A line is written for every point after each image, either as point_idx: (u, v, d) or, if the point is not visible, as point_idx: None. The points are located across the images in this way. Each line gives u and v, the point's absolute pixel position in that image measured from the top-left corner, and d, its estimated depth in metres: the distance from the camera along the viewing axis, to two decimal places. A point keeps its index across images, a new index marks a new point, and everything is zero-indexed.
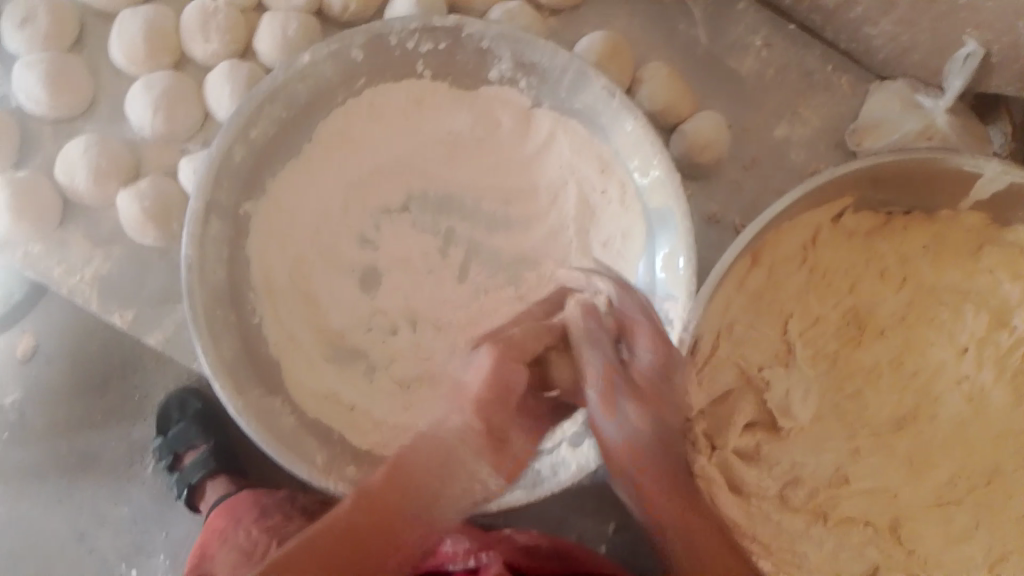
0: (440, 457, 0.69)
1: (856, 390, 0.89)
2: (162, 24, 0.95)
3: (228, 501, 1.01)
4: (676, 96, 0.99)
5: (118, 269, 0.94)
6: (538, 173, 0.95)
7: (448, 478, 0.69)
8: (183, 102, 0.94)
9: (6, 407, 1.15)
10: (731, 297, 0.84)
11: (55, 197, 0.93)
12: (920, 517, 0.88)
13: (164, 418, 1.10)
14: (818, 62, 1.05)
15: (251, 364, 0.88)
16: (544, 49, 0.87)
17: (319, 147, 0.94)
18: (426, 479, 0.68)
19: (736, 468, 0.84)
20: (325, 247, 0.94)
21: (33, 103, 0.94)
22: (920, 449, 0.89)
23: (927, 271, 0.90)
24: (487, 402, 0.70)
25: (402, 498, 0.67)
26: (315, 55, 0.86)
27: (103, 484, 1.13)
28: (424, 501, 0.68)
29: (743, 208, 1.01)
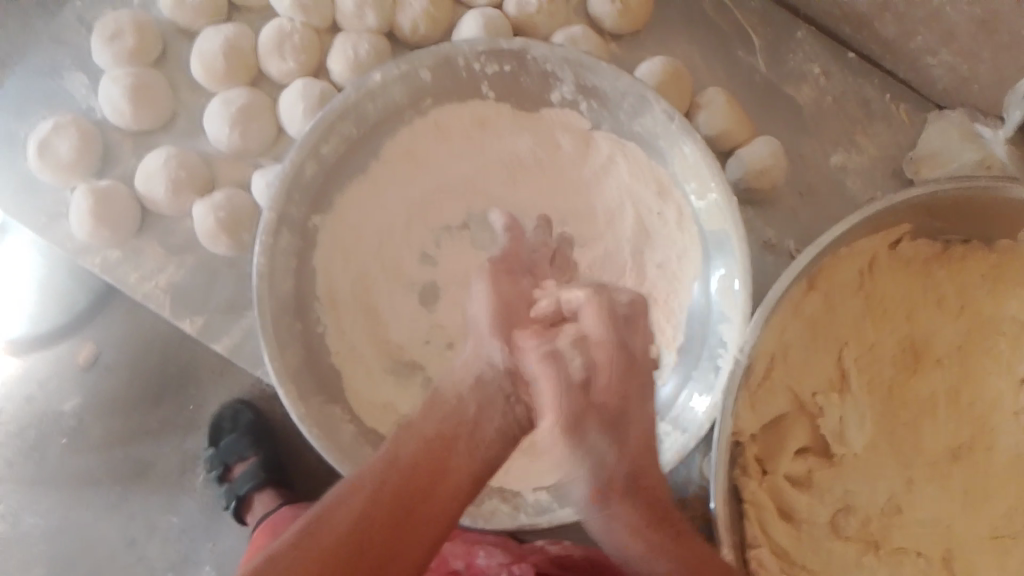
0: (456, 413, 0.67)
1: (913, 420, 0.89)
2: (240, 43, 0.99)
3: (272, 518, 1.04)
4: (734, 123, 1.01)
5: (188, 278, 0.98)
6: (595, 195, 0.97)
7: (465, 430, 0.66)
8: (258, 118, 0.98)
9: (66, 413, 1.19)
10: (787, 320, 0.85)
11: (132, 203, 0.97)
12: (975, 548, 0.87)
13: (218, 428, 1.14)
14: (877, 92, 1.05)
15: (312, 372, 0.91)
16: (607, 73, 0.89)
17: (387, 164, 0.97)
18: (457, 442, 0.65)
19: (785, 493, 0.84)
20: (389, 261, 0.97)
21: (115, 114, 0.98)
22: (975, 480, 0.88)
23: (985, 301, 0.90)
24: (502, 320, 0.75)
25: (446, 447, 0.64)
26: (386, 77, 0.89)
27: (154, 494, 1.18)
28: (469, 454, 0.65)
29: (798, 235, 1.02)
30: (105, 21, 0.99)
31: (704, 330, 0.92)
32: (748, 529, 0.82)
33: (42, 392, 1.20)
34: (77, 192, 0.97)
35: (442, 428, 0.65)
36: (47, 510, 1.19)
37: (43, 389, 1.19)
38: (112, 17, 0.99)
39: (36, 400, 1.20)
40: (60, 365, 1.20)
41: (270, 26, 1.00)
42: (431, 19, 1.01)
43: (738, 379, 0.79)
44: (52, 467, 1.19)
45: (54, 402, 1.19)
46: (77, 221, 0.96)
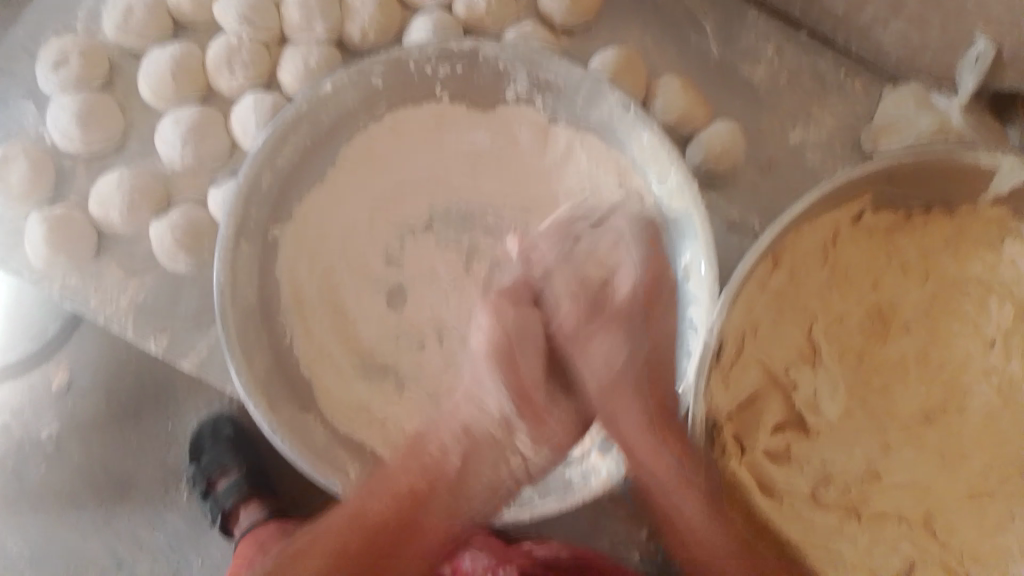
0: (436, 467, 0.75)
1: (885, 386, 0.90)
2: (189, 61, 0.98)
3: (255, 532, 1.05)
4: (691, 105, 1.01)
5: (153, 296, 0.97)
6: (555, 182, 0.96)
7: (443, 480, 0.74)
8: (212, 133, 0.97)
9: (45, 439, 1.18)
10: (754, 298, 0.85)
11: (89, 227, 0.96)
12: (952, 509, 0.88)
13: (197, 442, 1.13)
14: (830, 64, 1.05)
15: (282, 383, 0.90)
16: (559, 66, 0.89)
17: (347, 165, 0.96)
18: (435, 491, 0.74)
19: (765, 468, 0.86)
20: (354, 262, 0.96)
21: (66, 139, 0.97)
22: (949, 442, 0.89)
23: (947, 264, 0.91)
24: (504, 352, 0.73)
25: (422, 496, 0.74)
26: (337, 82, 0.89)
27: (139, 511, 1.17)
28: (441, 513, 0.75)
29: (763, 210, 1.02)
30: (49, 46, 0.98)
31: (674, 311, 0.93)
32: (730, 508, 0.83)
33: (19, 419, 1.18)
34: (33, 220, 0.96)
35: (421, 479, 0.75)
36: (34, 537, 1.18)
37: (21, 417, 1.18)
38: (55, 43, 0.98)
39: (13, 429, 1.18)
40: (36, 393, 1.18)
41: (217, 42, 0.99)
42: (380, 23, 1.00)
43: (708, 361, 0.79)
44: (35, 491, 1.18)
45: (31, 428, 1.18)
46: (35, 248, 0.95)
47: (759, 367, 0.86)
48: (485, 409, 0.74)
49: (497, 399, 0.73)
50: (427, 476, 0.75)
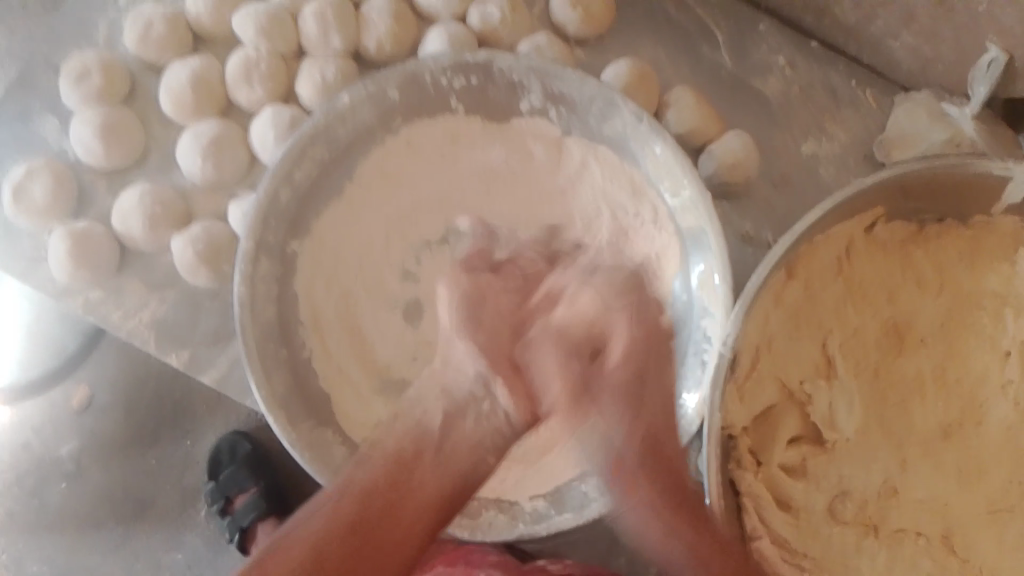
0: (417, 428, 0.67)
1: (901, 400, 0.89)
2: (207, 76, 1.00)
3: None
4: (704, 119, 1.01)
5: (172, 311, 0.97)
6: (570, 200, 0.97)
7: (427, 442, 0.66)
8: (231, 148, 0.98)
9: (64, 457, 1.19)
10: (768, 311, 0.85)
11: (111, 243, 0.97)
12: (972, 525, 0.87)
13: (216, 461, 1.14)
14: (842, 78, 1.06)
15: (301, 396, 0.91)
16: (572, 79, 0.90)
17: (364, 184, 0.97)
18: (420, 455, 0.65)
19: (782, 482, 0.85)
20: (370, 281, 0.96)
21: (88, 156, 0.98)
22: (966, 457, 0.89)
23: (963, 277, 0.90)
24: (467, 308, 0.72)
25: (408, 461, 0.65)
26: (354, 97, 0.90)
27: (156, 531, 1.17)
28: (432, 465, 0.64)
29: (776, 223, 1.03)
30: (70, 63, 1.00)
31: (687, 330, 0.92)
32: (747, 522, 0.82)
33: (38, 437, 1.19)
34: (55, 235, 0.97)
35: (409, 440, 0.65)
36: (52, 555, 1.18)
37: (40, 435, 1.19)
38: (77, 60, 1.00)
39: (33, 447, 1.19)
40: (55, 410, 1.19)
41: (236, 55, 1.00)
42: (395, 38, 1.01)
43: (723, 373, 0.79)
44: (53, 511, 1.18)
45: (49, 446, 1.19)
46: (56, 263, 0.96)
47: (773, 381, 0.86)
48: (463, 372, 0.68)
49: (474, 364, 0.68)
50: (411, 439, 0.66)
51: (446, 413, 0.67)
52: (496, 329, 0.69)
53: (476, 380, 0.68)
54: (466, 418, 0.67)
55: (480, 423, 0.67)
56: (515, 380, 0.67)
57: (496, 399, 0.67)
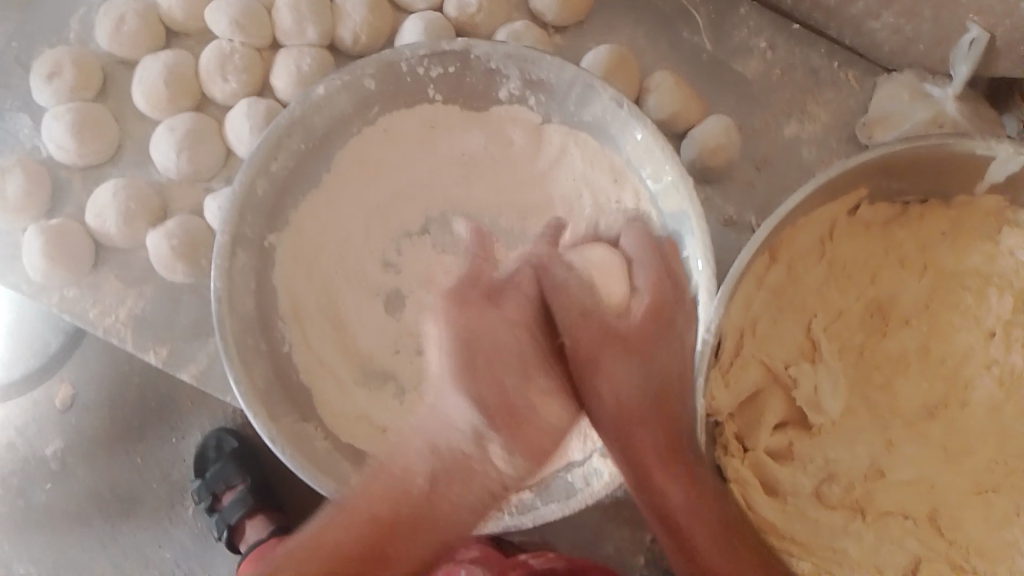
0: (400, 489, 0.66)
1: (885, 381, 0.89)
2: (181, 67, 0.99)
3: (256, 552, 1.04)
4: (685, 102, 1.01)
5: (150, 307, 0.96)
6: (550, 185, 0.96)
7: (410, 496, 0.66)
8: (206, 141, 0.97)
9: (49, 456, 1.18)
10: (752, 294, 0.84)
11: (86, 239, 0.96)
12: (957, 503, 0.87)
13: (202, 457, 1.13)
14: (823, 59, 1.05)
15: (281, 390, 0.90)
16: (550, 65, 0.89)
17: (343, 175, 0.96)
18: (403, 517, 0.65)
19: (768, 467, 0.84)
20: (351, 269, 0.96)
21: (61, 151, 0.97)
22: (951, 437, 0.88)
23: (946, 258, 0.90)
24: (458, 342, 0.71)
25: (389, 528, 0.64)
26: (329, 88, 0.88)
27: (146, 528, 1.17)
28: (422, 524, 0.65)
29: (759, 206, 1.02)
30: (43, 59, 0.98)
31: None
32: (733, 506, 0.81)
33: (23, 436, 1.18)
34: (29, 233, 0.96)
35: (389, 503, 0.65)
36: (39, 553, 1.17)
37: (24, 435, 1.18)
38: (49, 55, 0.98)
39: (17, 447, 1.18)
40: (40, 410, 1.18)
41: (210, 47, 0.99)
42: (371, 26, 1.00)
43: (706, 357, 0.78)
44: (40, 509, 1.18)
45: (34, 446, 1.18)
46: (31, 261, 0.95)
47: (758, 363, 0.85)
48: (457, 424, 0.68)
49: (468, 416, 0.68)
50: (391, 501, 0.66)
51: (436, 469, 0.67)
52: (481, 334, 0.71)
53: (470, 435, 0.67)
54: (456, 475, 0.67)
55: (475, 476, 0.67)
56: (515, 436, 0.68)
57: (488, 444, 0.67)
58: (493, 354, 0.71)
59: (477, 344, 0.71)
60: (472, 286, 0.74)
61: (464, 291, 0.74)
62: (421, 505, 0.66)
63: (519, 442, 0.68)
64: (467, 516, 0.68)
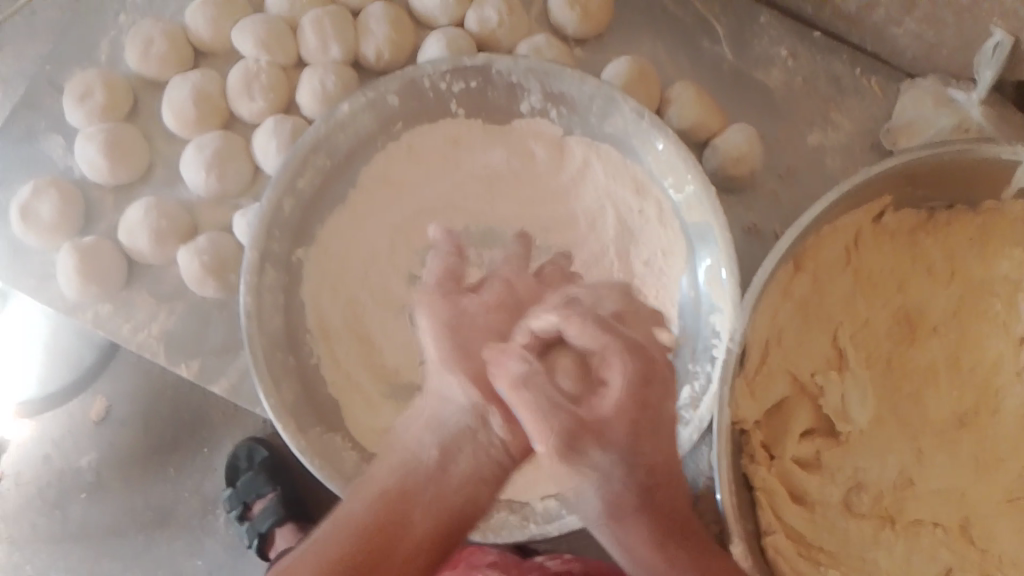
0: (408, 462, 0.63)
1: (914, 390, 0.88)
2: (209, 87, 1.00)
3: None
4: (707, 113, 1.01)
5: (181, 323, 0.98)
6: (573, 201, 0.96)
7: (422, 472, 0.63)
8: (234, 159, 0.99)
9: (83, 468, 1.20)
10: (777, 304, 0.84)
11: (118, 257, 0.98)
12: (991, 514, 0.86)
13: (233, 468, 1.15)
14: (846, 67, 1.05)
15: (310, 405, 0.91)
16: (572, 80, 0.90)
17: (366, 192, 0.97)
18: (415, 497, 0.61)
19: (796, 477, 0.84)
20: (377, 290, 0.96)
21: (93, 171, 0.99)
22: (983, 448, 0.87)
23: (975, 265, 0.89)
24: (444, 335, 0.67)
25: (407, 495, 0.61)
26: (354, 105, 0.90)
27: (179, 537, 1.18)
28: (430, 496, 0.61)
29: (782, 215, 1.02)
30: (75, 82, 1.01)
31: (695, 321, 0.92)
32: (762, 517, 0.81)
33: (59, 449, 1.20)
34: (63, 252, 0.98)
35: (397, 478, 0.62)
36: (74, 563, 1.19)
37: (59, 448, 1.20)
38: (81, 78, 1.01)
39: (53, 460, 1.20)
40: (74, 423, 1.20)
41: (237, 68, 1.01)
42: (394, 43, 1.01)
43: (731, 366, 0.79)
44: (75, 521, 1.19)
45: (69, 458, 1.20)
46: (65, 280, 0.97)
47: (784, 371, 0.85)
48: (456, 400, 0.66)
49: (462, 396, 0.66)
50: (404, 472, 0.63)
51: (445, 440, 0.64)
52: (475, 333, 0.67)
53: (471, 410, 0.65)
54: (462, 444, 0.64)
55: (478, 451, 0.64)
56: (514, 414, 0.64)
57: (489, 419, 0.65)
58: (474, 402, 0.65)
59: (463, 352, 0.67)
60: (451, 282, 0.71)
61: (446, 281, 0.71)
62: (431, 484, 0.62)
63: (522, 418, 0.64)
64: (467, 493, 0.63)
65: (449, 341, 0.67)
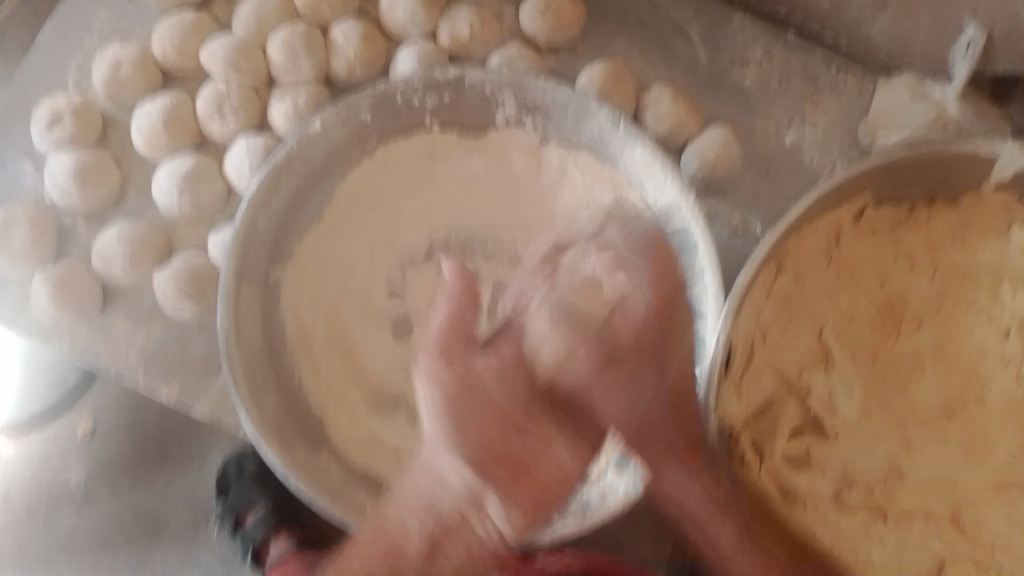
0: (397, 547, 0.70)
1: (900, 380, 0.87)
2: (181, 109, 0.99)
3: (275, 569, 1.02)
4: (684, 114, 1.00)
5: (159, 347, 0.96)
6: (552, 204, 0.94)
7: (407, 560, 0.71)
8: (209, 179, 0.97)
9: (71, 485, 1.18)
10: (760, 303, 0.83)
11: (93, 281, 0.96)
12: (982, 503, 0.84)
13: (224, 477, 1.13)
14: (820, 64, 1.05)
15: (293, 423, 0.89)
16: (546, 86, 0.90)
17: (342, 203, 0.95)
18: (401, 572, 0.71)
19: (783, 473, 0.83)
20: (359, 300, 0.94)
21: (65, 195, 0.97)
22: (971, 434, 0.85)
23: (956, 255, 0.88)
24: (454, 396, 0.65)
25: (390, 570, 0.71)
26: (325, 120, 0.90)
27: (172, 553, 1.16)
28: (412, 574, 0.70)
29: (765, 214, 1.00)
30: (45, 104, 1.00)
31: None
32: (754, 520, 0.82)
33: (46, 466, 1.18)
34: (37, 279, 0.96)
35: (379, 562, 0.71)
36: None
37: (46, 466, 1.18)
38: (51, 100, 1.00)
39: (40, 477, 1.18)
40: (60, 441, 1.19)
41: (208, 89, 1.00)
42: (366, 56, 1.01)
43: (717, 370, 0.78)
44: (64, 540, 1.17)
45: (56, 474, 1.18)
46: (41, 304, 0.95)
47: (769, 369, 0.84)
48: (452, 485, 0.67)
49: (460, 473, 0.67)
50: (384, 559, 0.70)
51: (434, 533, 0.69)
52: (479, 404, 0.66)
53: (464, 495, 0.67)
54: (453, 533, 0.69)
55: (471, 543, 0.70)
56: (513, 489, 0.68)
57: (486, 508, 0.68)
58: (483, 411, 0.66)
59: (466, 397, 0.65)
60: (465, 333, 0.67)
61: (447, 339, 0.66)
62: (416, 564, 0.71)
63: (516, 497, 0.68)
64: (462, 561, 0.72)
65: (453, 408, 0.65)
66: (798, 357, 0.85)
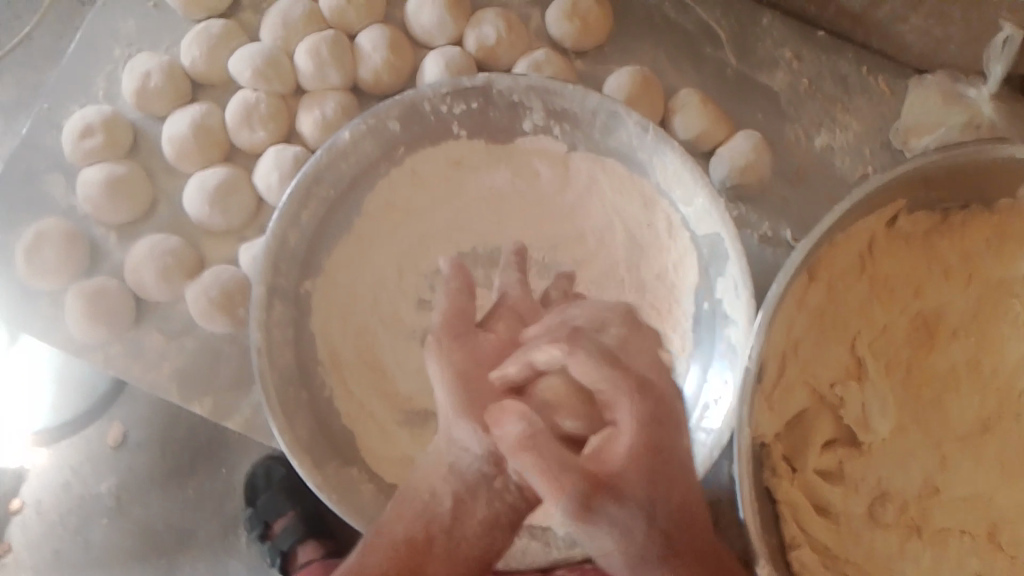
0: (427, 506, 0.67)
1: (936, 397, 0.87)
2: (208, 122, 0.99)
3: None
4: (712, 121, 0.99)
5: (192, 360, 0.97)
6: (581, 217, 0.95)
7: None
8: (236, 192, 0.98)
9: (103, 494, 1.20)
10: (793, 316, 0.82)
11: (126, 295, 0.97)
12: (1019, 519, 0.84)
13: (253, 486, 1.15)
14: (851, 67, 1.03)
15: (324, 437, 0.91)
16: (573, 93, 0.88)
17: (370, 219, 0.96)
18: (435, 542, 0.65)
19: (818, 490, 0.83)
20: (386, 313, 0.95)
21: (96, 211, 0.98)
22: (1008, 451, 0.86)
23: (991, 266, 0.88)
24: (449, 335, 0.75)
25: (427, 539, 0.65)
26: (354, 133, 0.89)
27: (202, 559, 1.18)
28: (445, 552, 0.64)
29: (794, 219, 1.00)
30: (73, 120, 1.00)
31: (710, 337, 0.91)
32: (787, 530, 0.80)
33: (77, 476, 1.20)
34: (70, 292, 0.97)
35: (418, 527, 0.65)
36: None
37: (79, 474, 1.20)
38: (79, 115, 1.00)
39: (72, 486, 1.20)
40: (91, 448, 1.21)
41: (236, 100, 0.99)
42: (392, 67, 1.00)
43: (750, 387, 0.77)
44: (98, 548, 1.19)
45: (88, 483, 1.20)
46: (74, 321, 0.96)
47: (802, 380, 0.84)
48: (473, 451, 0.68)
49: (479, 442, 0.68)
50: (422, 523, 0.66)
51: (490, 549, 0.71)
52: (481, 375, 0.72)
53: (487, 455, 0.68)
54: (480, 493, 0.67)
55: (496, 497, 0.68)
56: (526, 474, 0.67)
57: (506, 468, 0.67)
58: (484, 384, 0.71)
59: (466, 372, 0.72)
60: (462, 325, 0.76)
61: (455, 324, 0.77)
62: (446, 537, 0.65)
63: (531, 484, 0.67)
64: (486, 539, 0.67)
65: (459, 383, 0.71)
66: (831, 372, 0.85)
